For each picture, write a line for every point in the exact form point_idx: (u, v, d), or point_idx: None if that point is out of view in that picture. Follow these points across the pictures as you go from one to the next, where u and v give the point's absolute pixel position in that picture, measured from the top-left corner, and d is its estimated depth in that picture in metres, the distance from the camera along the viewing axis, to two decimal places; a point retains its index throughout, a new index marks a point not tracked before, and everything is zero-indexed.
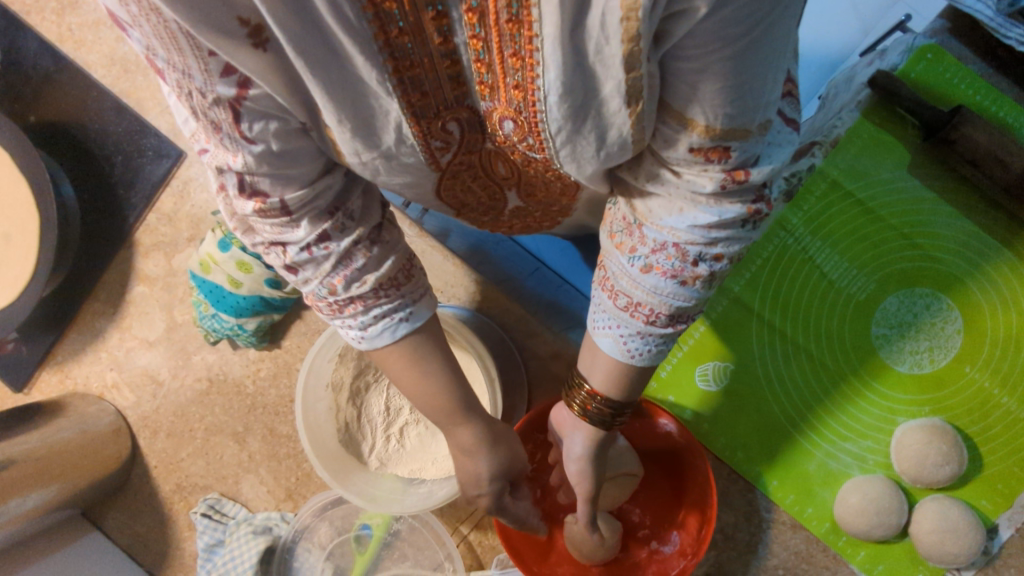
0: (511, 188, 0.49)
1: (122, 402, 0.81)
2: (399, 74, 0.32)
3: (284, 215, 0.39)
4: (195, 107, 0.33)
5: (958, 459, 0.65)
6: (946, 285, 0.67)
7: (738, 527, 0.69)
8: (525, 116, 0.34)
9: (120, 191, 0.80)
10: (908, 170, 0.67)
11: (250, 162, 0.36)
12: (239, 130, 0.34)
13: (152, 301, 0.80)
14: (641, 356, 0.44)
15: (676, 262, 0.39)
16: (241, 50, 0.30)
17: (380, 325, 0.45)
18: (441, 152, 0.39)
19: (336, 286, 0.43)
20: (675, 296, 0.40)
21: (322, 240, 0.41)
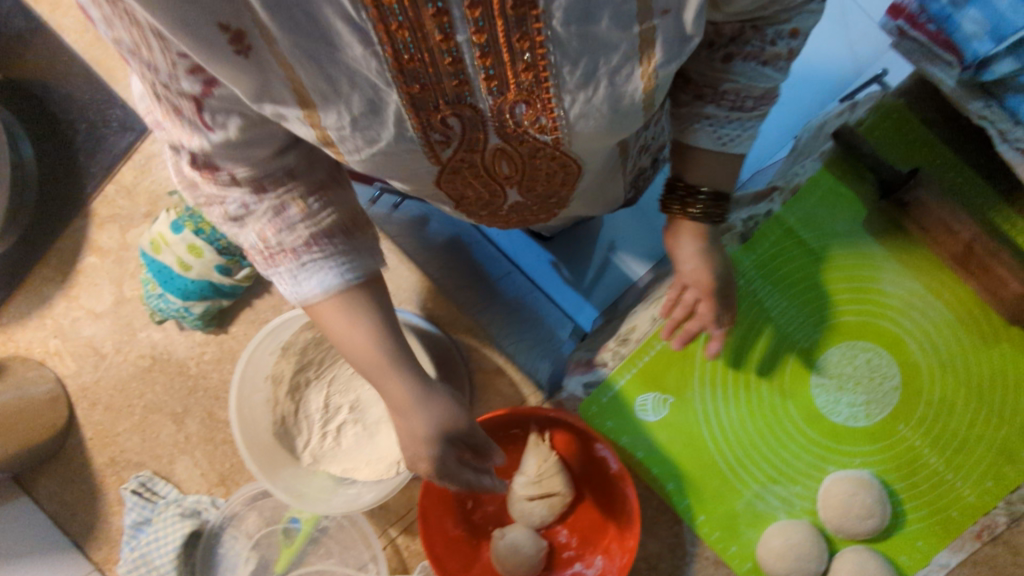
0: (514, 186, 0.51)
1: (62, 370, 0.80)
2: (399, 67, 0.33)
3: (224, 182, 0.41)
4: (158, 93, 0.36)
5: (881, 513, 0.66)
6: (888, 341, 0.67)
7: (662, 557, 0.71)
8: (538, 95, 0.38)
9: (81, 159, 0.80)
10: (864, 226, 0.68)
11: (207, 143, 0.38)
12: (200, 119, 0.37)
13: (102, 272, 0.79)
14: (733, 143, 0.53)
15: (757, 44, 0.44)
16: (222, 57, 0.32)
17: (315, 271, 0.44)
18: (442, 145, 0.41)
19: (268, 236, 0.43)
20: (759, 77, 0.47)
21: (255, 193, 0.42)
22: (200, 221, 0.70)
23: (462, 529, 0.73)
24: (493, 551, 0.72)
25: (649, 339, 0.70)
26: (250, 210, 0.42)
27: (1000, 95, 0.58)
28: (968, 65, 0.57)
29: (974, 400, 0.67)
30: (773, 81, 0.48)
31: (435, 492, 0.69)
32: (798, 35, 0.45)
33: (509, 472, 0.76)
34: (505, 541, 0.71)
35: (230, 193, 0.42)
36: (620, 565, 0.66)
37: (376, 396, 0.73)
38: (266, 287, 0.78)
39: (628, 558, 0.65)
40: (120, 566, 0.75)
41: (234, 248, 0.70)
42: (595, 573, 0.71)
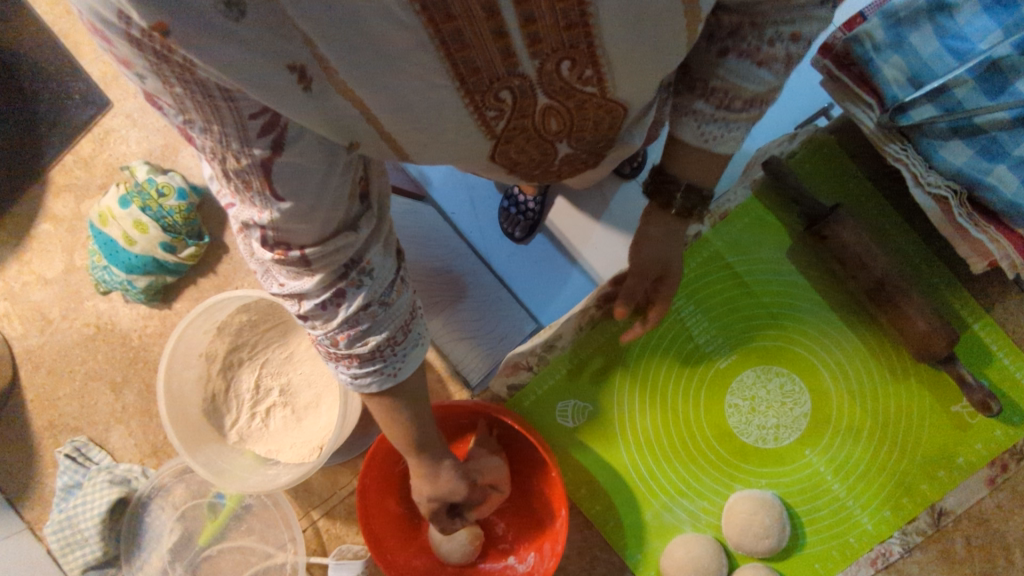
0: (563, 139, 0.46)
1: (10, 332, 0.82)
2: (450, 57, 0.31)
3: (293, 271, 0.37)
4: (227, 170, 0.32)
5: (779, 534, 0.68)
6: (801, 368, 0.70)
7: (570, 560, 0.73)
8: (584, 49, 0.34)
9: (41, 128, 0.82)
10: (787, 254, 0.69)
11: (279, 218, 0.34)
12: (269, 189, 0.32)
13: (55, 240, 0.81)
14: (715, 140, 0.48)
15: (754, 41, 0.41)
16: (289, 94, 0.30)
17: (370, 378, 0.43)
18: (495, 121, 0.38)
19: (339, 340, 0.40)
20: (751, 78, 0.43)
21: (335, 299, 0.38)
22: (148, 199, 0.74)
23: (404, 509, 0.75)
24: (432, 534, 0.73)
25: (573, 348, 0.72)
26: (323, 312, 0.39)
27: (914, 138, 0.59)
28: (887, 108, 0.59)
29: (879, 431, 0.69)
30: (767, 84, 0.44)
31: (380, 472, 0.71)
32: (798, 39, 0.42)
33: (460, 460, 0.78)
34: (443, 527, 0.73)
35: (312, 295, 0.38)
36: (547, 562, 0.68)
37: (307, 380, 0.76)
38: (212, 267, 0.80)
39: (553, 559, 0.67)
40: (48, 527, 0.77)
41: (180, 226, 0.74)
42: (524, 569, 0.73)
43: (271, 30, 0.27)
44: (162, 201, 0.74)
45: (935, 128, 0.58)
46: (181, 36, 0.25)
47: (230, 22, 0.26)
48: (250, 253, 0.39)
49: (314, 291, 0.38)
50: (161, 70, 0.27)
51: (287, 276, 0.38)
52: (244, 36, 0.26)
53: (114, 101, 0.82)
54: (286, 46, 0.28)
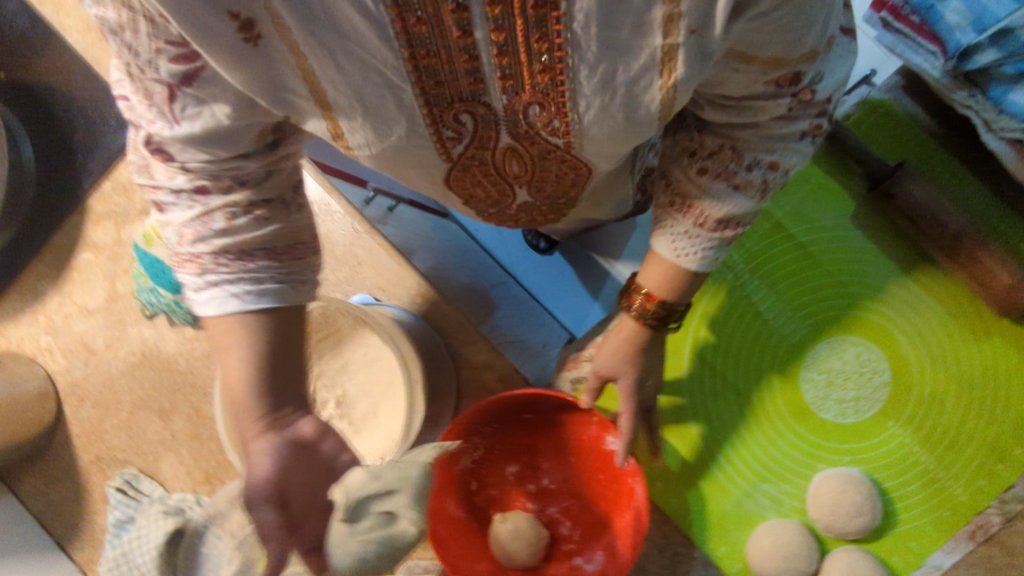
0: (521, 184, 0.57)
1: (52, 367, 0.80)
2: (416, 62, 0.37)
3: (178, 168, 0.46)
4: (133, 73, 0.41)
5: (871, 512, 0.65)
6: (877, 336, 0.68)
7: (650, 559, 0.65)
8: (553, 98, 0.41)
9: (80, 158, 0.83)
10: (851, 219, 0.70)
11: (168, 134, 0.43)
12: (173, 109, 0.42)
13: (96, 269, 0.80)
14: (691, 258, 0.55)
15: (732, 165, 0.49)
16: (233, 44, 0.37)
17: (224, 285, 0.49)
18: (454, 141, 0.46)
19: (185, 238, 0.48)
20: (727, 199, 0.51)
21: (196, 194, 0.47)
22: None
23: (462, 511, 0.71)
24: (493, 535, 0.70)
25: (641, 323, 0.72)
26: (178, 205, 0.48)
27: (983, 84, 0.58)
28: (951, 55, 0.58)
29: (966, 396, 0.66)
30: (745, 208, 0.52)
31: (442, 468, 0.69)
32: (777, 168, 0.49)
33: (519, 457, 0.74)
34: (506, 528, 0.69)
35: (177, 217, 0.48)
36: (621, 561, 0.64)
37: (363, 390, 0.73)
38: None
39: (629, 556, 0.63)
40: (102, 564, 0.74)
41: None
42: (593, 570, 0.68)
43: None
44: None
45: (1002, 73, 0.57)
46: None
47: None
48: (139, 160, 0.48)
49: (215, 190, 0.47)
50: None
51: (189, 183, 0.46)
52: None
53: None
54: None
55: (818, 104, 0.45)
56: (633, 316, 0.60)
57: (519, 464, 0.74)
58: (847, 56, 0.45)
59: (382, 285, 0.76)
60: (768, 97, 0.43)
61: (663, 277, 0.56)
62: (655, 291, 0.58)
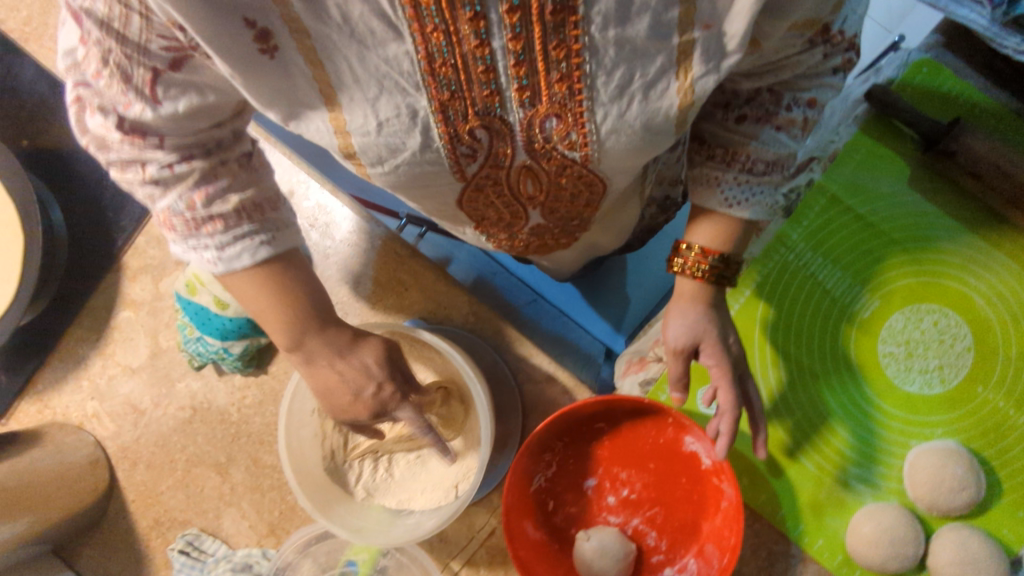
0: (535, 207, 0.54)
1: (101, 433, 0.77)
2: (432, 71, 0.37)
3: (150, 142, 0.43)
4: (106, 56, 0.37)
5: (975, 484, 0.62)
6: (952, 300, 0.66)
7: (745, 561, 0.64)
8: (570, 109, 0.40)
9: (110, 216, 0.82)
10: (908, 184, 0.68)
11: (147, 116, 0.40)
12: (152, 93, 0.39)
13: (137, 326, 0.78)
14: (741, 206, 0.53)
15: (771, 106, 0.48)
16: (249, 52, 0.36)
17: (244, 241, 0.48)
18: (468, 161, 0.44)
19: (196, 203, 0.46)
20: (772, 141, 0.49)
21: (183, 160, 0.44)
22: None
23: (542, 533, 0.68)
24: (578, 555, 0.67)
25: None
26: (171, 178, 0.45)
27: None
28: (998, 2, 0.58)
29: None
30: (788, 148, 0.50)
31: (517, 488, 0.66)
32: (816, 104, 0.49)
33: (595, 469, 0.71)
34: (591, 545, 0.66)
35: (177, 186, 0.45)
36: (722, 566, 0.61)
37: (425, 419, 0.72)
38: None
39: (729, 558, 0.60)
40: None
41: None
42: None
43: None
44: None
45: None
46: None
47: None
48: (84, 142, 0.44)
49: (201, 157, 0.45)
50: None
51: (171, 153, 0.44)
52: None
53: None
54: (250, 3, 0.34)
55: (847, 40, 0.46)
56: (685, 275, 0.59)
57: (596, 476, 0.71)
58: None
59: (431, 308, 0.74)
60: (803, 50, 0.44)
61: (720, 229, 0.55)
62: (709, 244, 0.56)
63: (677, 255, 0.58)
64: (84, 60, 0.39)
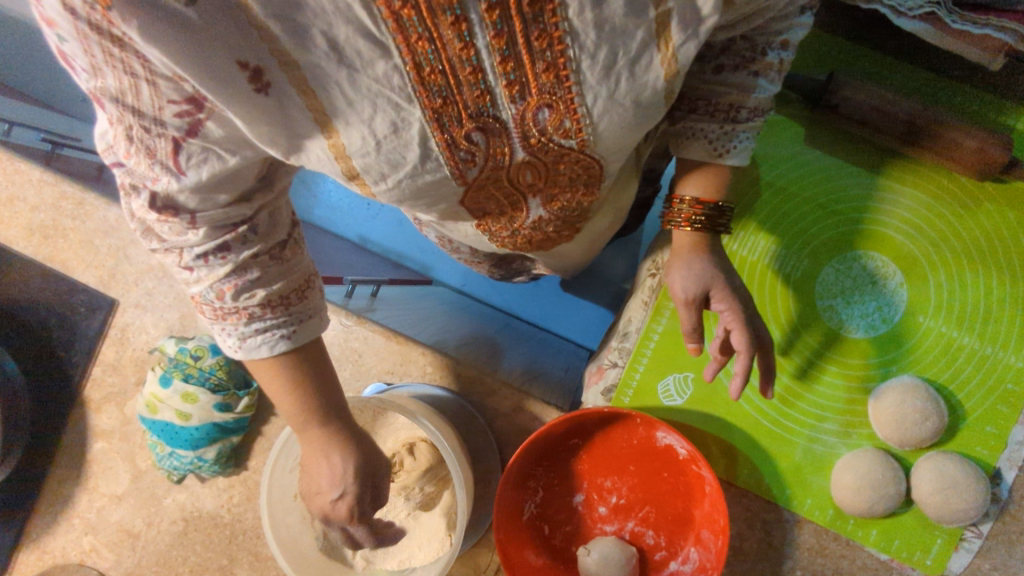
0: (534, 195, 0.51)
1: (103, 565, 0.78)
2: (421, 81, 0.36)
3: (183, 222, 0.43)
4: (132, 135, 0.38)
5: (937, 412, 0.64)
6: (875, 242, 0.68)
7: (744, 537, 0.66)
8: (560, 97, 0.40)
9: (61, 353, 0.82)
10: (807, 142, 0.70)
11: (174, 187, 0.40)
12: (175, 162, 0.39)
13: (113, 454, 0.79)
14: (733, 153, 0.52)
15: (748, 54, 0.47)
16: (245, 94, 0.36)
17: (268, 335, 0.50)
18: (467, 164, 0.43)
19: (226, 293, 0.47)
20: (752, 87, 0.48)
21: (219, 252, 0.45)
22: (187, 366, 0.72)
23: (545, 558, 0.70)
24: (584, 572, 0.68)
25: (652, 317, 0.71)
26: (209, 265, 0.46)
27: None
28: None
29: (982, 267, 0.66)
30: (767, 91, 0.49)
31: (510, 522, 0.67)
32: (789, 45, 0.47)
33: (580, 484, 0.72)
34: (593, 559, 0.67)
35: (208, 275, 0.46)
36: (717, 550, 0.62)
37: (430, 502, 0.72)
38: (270, 411, 0.79)
39: (723, 540, 0.61)
40: None
41: (227, 379, 0.72)
42: (693, 568, 0.66)
43: (220, 17, 0.32)
44: (200, 363, 0.72)
45: None
46: (122, 9, 0.30)
47: (179, 8, 0.31)
48: (137, 228, 0.45)
49: (236, 244, 0.45)
50: (88, 38, 0.32)
51: (204, 241, 0.44)
52: (198, 24, 0.32)
53: (119, 297, 0.82)
54: (238, 43, 0.34)
55: None
56: (683, 226, 0.57)
57: (583, 491, 0.72)
58: None
59: (389, 367, 0.76)
60: None
61: (709, 178, 0.55)
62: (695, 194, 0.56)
63: (671, 205, 0.57)
64: (114, 142, 0.39)
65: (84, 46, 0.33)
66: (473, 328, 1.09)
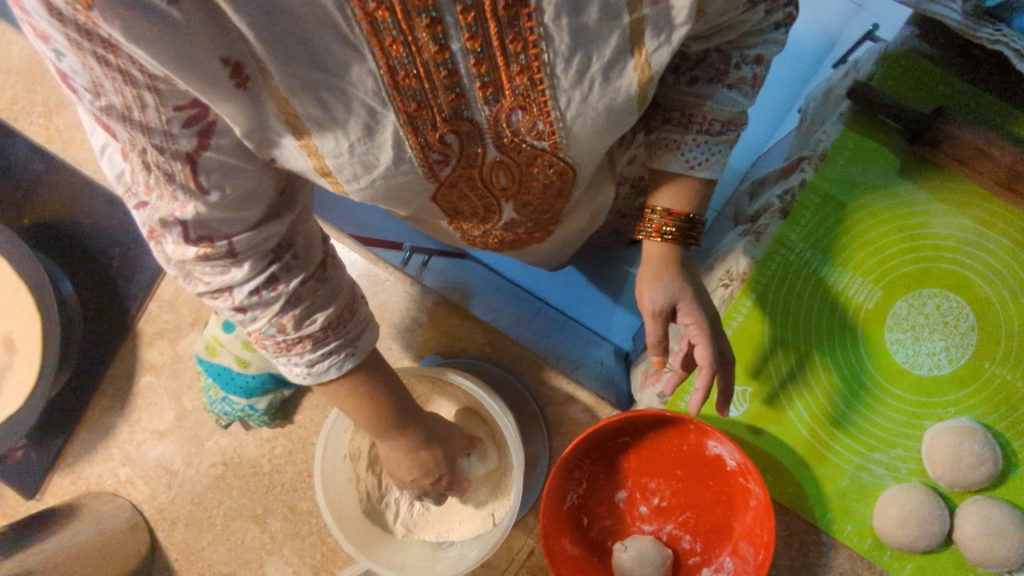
0: (507, 198, 0.56)
1: (137, 497, 0.79)
2: (396, 83, 0.39)
3: (227, 257, 0.46)
4: (149, 162, 0.40)
5: (993, 458, 0.64)
6: (952, 283, 0.67)
7: (779, 554, 0.68)
8: (534, 100, 0.43)
9: (120, 284, 0.84)
10: (899, 175, 0.69)
11: (202, 210, 0.42)
12: (195, 180, 0.41)
13: (159, 390, 0.80)
14: (703, 165, 0.56)
15: (722, 67, 0.50)
16: (225, 90, 0.37)
17: (326, 359, 0.53)
18: (439, 163, 0.46)
19: (286, 325, 0.50)
20: (726, 100, 0.52)
21: (270, 283, 0.48)
22: None
23: (580, 548, 0.70)
24: (617, 567, 0.69)
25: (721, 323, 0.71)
26: (265, 300, 0.49)
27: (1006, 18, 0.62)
28: None
29: None
30: (739, 104, 0.53)
31: (552, 507, 0.68)
32: (762, 60, 0.51)
33: (624, 482, 0.73)
34: (629, 555, 0.68)
35: (264, 311, 0.49)
36: (755, 564, 0.63)
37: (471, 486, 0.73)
38: None
39: (763, 555, 0.62)
40: None
41: None
42: None
43: (204, 20, 0.34)
44: None
45: None
46: (104, 9, 0.31)
47: (165, 9, 0.33)
48: (174, 275, 0.47)
49: (281, 271, 0.48)
50: (82, 47, 0.33)
51: (253, 274, 0.47)
52: (182, 25, 0.34)
53: None
54: (220, 40, 0.36)
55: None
56: (655, 239, 0.60)
57: (626, 488, 0.73)
58: None
59: (447, 342, 0.77)
60: (746, 10, 0.46)
61: (681, 191, 0.58)
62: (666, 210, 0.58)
63: (642, 216, 0.61)
64: (132, 177, 0.41)
65: (83, 61, 0.34)
66: (510, 309, 1.09)
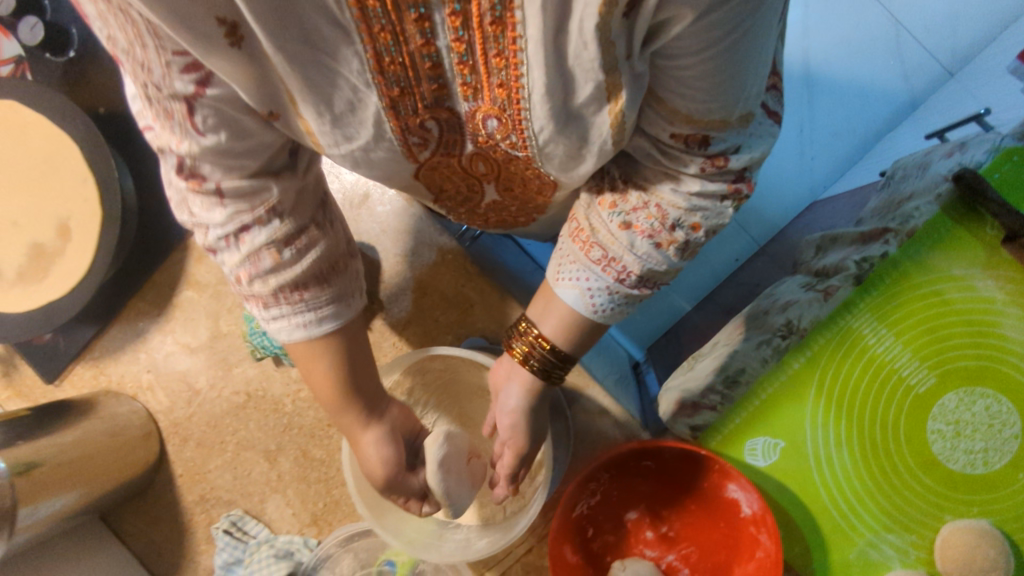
0: (490, 181, 0.55)
1: (153, 406, 0.80)
2: (381, 69, 0.36)
3: (206, 197, 0.44)
4: (150, 94, 0.39)
5: (1004, 567, 0.65)
6: (1008, 388, 0.64)
7: None
8: (509, 114, 0.40)
9: None
10: (984, 269, 0.64)
11: (195, 149, 0.41)
12: (192, 121, 0.40)
13: (199, 306, 0.82)
14: (602, 312, 0.51)
15: (656, 222, 0.46)
16: (219, 46, 0.35)
17: (282, 322, 0.50)
18: (419, 143, 0.45)
19: (241, 277, 0.48)
20: (648, 258, 0.47)
21: (240, 233, 0.46)
22: None
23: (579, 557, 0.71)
24: None
25: (771, 374, 0.71)
26: (229, 248, 0.47)
27: None
28: None
29: None
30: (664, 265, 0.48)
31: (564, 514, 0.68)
32: (698, 229, 0.47)
33: (637, 504, 0.75)
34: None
35: (229, 258, 0.47)
36: None
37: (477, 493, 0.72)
38: None
39: None
40: None
41: None
42: None
43: None
44: None
45: None
46: None
47: None
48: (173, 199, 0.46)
49: (259, 227, 0.46)
50: None
51: (228, 221, 0.45)
52: None
53: None
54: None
55: (738, 168, 0.44)
56: (519, 360, 0.58)
57: (637, 510, 0.75)
58: (769, 135, 0.45)
59: None
60: (677, 149, 0.43)
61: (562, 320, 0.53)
62: (554, 334, 0.54)
63: (516, 332, 0.57)
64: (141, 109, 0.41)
65: None
66: None
